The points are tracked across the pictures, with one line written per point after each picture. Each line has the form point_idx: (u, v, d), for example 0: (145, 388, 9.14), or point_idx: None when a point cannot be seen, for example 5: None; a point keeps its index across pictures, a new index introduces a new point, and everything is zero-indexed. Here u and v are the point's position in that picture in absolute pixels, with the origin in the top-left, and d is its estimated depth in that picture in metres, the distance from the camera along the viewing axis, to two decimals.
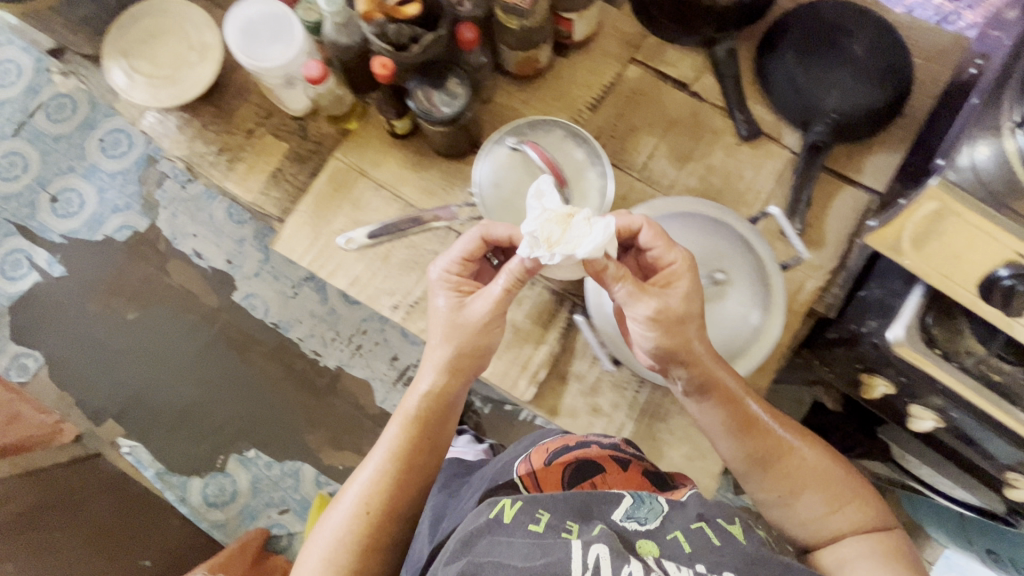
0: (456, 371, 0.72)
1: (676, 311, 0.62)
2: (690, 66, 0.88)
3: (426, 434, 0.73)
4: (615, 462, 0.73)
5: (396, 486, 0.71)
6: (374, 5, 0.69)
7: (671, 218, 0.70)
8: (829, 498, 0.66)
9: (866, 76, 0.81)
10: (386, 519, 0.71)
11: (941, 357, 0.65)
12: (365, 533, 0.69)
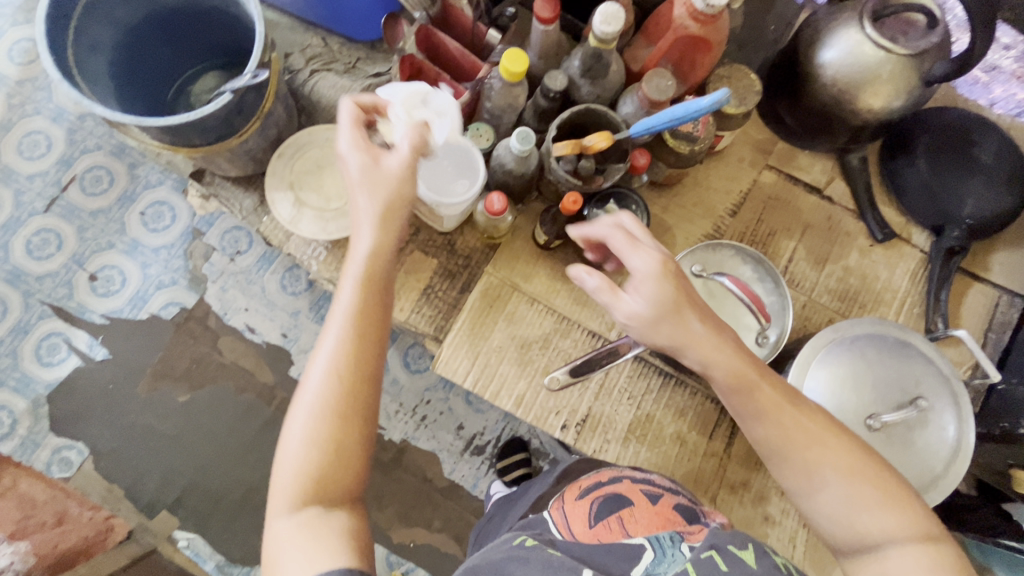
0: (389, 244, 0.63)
1: (650, 313, 0.63)
2: (821, 172, 0.93)
3: (369, 368, 0.61)
4: (643, 497, 0.71)
5: (342, 439, 0.58)
6: (572, 144, 0.70)
7: (862, 338, 0.72)
8: (853, 496, 0.59)
9: (997, 184, 0.86)
10: (362, 366, 0.60)
11: None
12: (337, 421, 0.58)
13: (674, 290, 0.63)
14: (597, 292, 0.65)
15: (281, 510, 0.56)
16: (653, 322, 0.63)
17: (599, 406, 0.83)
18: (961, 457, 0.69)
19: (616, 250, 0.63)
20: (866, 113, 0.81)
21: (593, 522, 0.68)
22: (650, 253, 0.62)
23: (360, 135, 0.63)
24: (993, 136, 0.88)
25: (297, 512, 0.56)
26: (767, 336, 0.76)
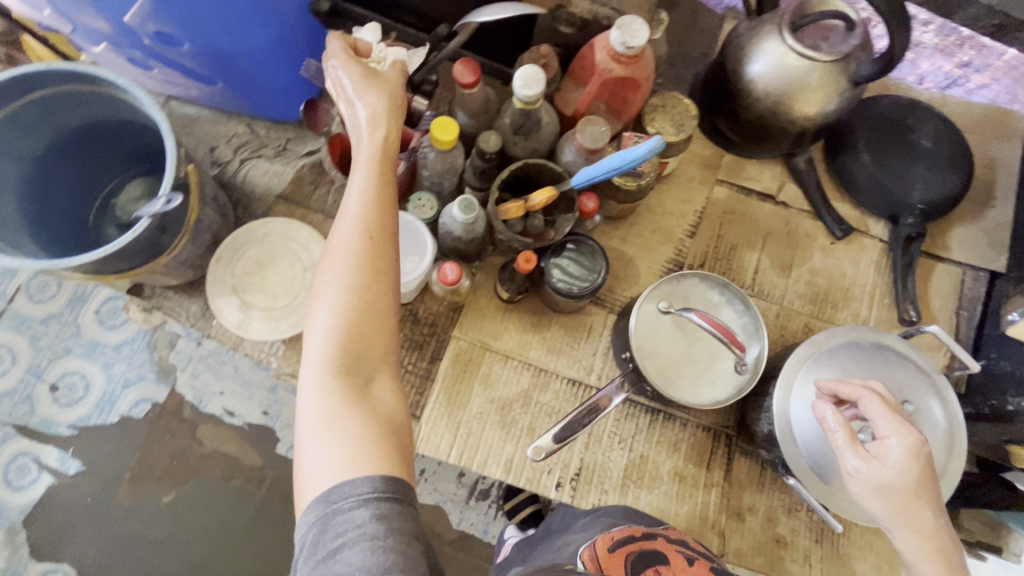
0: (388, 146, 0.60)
1: (904, 489, 0.61)
2: (771, 178, 0.93)
3: (377, 241, 0.56)
4: (678, 557, 0.69)
5: (363, 318, 0.54)
6: (516, 205, 0.68)
7: (841, 349, 0.72)
8: None
9: (940, 166, 0.87)
10: (379, 272, 0.56)
11: None
12: (366, 322, 0.54)
13: (921, 474, 0.61)
14: (835, 438, 0.64)
15: (311, 398, 0.52)
16: (906, 509, 0.61)
17: (591, 457, 0.80)
18: (957, 452, 0.69)
19: (870, 413, 0.64)
20: (802, 118, 0.81)
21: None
22: (907, 432, 0.61)
23: (360, 86, 0.61)
24: (928, 119, 0.89)
25: (321, 401, 0.51)
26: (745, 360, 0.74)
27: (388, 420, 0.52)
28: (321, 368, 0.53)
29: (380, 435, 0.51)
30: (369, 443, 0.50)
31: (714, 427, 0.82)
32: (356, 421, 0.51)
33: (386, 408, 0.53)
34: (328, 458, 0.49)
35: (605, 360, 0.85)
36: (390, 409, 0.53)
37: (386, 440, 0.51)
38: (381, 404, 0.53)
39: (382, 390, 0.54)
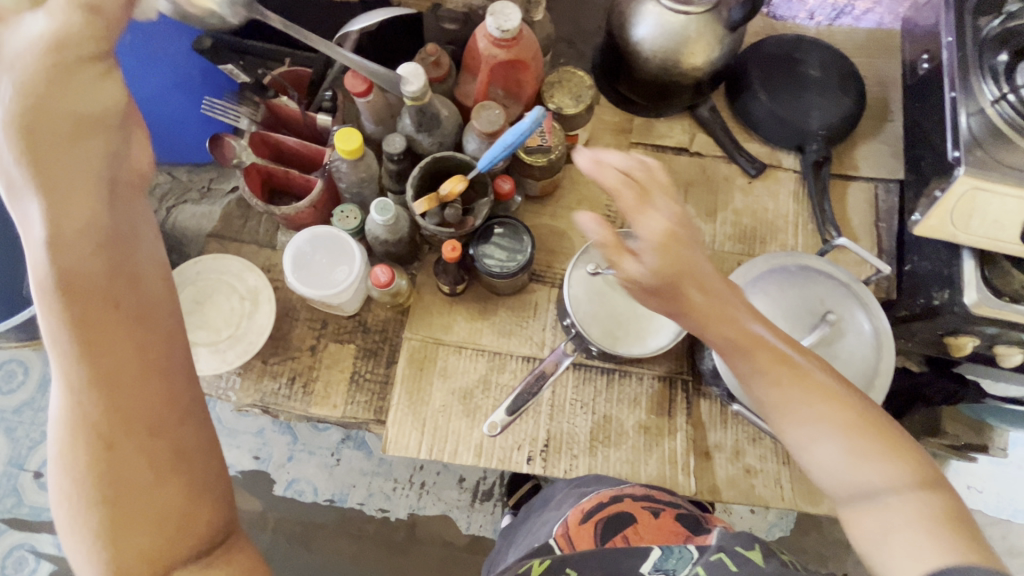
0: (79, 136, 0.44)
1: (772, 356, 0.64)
2: (681, 132, 0.97)
3: (99, 290, 0.46)
4: (646, 511, 0.72)
5: (108, 401, 0.46)
6: (430, 198, 0.70)
7: (761, 278, 0.76)
8: (853, 453, 0.59)
9: (831, 92, 0.92)
10: (141, 321, 0.48)
11: (1016, 300, 0.78)
12: (108, 407, 0.46)
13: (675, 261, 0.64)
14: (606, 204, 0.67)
15: (64, 499, 0.46)
16: (782, 389, 0.63)
17: (557, 426, 0.83)
18: (886, 350, 0.72)
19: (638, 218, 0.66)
20: (692, 71, 0.85)
21: (600, 542, 0.70)
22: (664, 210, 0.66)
23: None
24: (814, 50, 0.94)
25: (87, 500, 0.46)
26: None
27: (106, 505, 0.46)
28: (79, 456, 0.45)
29: (107, 535, 0.46)
30: (134, 562, 0.46)
31: (669, 375, 0.85)
32: (128, 523, 0.46)
33: (117, 492, 0.46)
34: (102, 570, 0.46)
35: (555, 332, 0.87)
36: (157, 505, 0.47)
37: (108, 530, 0.46)
38: (135, 471, 0.47)
39: (112, 475, 0.46)
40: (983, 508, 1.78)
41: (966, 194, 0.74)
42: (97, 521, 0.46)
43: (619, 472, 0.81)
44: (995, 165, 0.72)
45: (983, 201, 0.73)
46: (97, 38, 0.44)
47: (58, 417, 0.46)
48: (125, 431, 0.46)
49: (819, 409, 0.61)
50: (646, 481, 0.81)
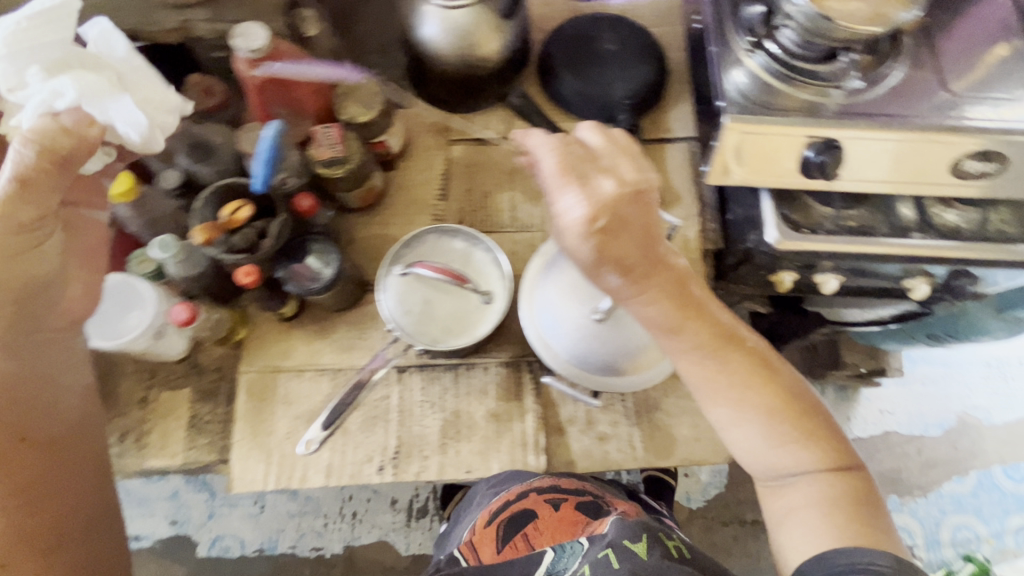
0: (33, 270, 0.62)
1: (776, 410, 0.65)
2: (499, 121, 0.98)
3: (10, 397, 0.63)
4: (547, 505, 0.82)
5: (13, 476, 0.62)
6: (209, 228, 0.70)
7: (566, 249, 0.77)
8: (769, 436, 0.65)
9: (629, 62, 0.95)
10: (44, 416, 0.66)
11: (812, 231, 0.86)
12: (25, 477, 0.63)
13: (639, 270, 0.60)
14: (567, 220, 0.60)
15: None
16: (710, 373, 0.65)
17: (406, 431, 0.82)
18: None
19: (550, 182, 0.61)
20: (481, 60, 0.88)
21: (501, 544, 0.83)
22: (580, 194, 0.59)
23: None
24: (608, 24, 0.97)
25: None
26: (494, 290, 0.79)
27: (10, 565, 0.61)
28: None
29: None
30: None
31: (514, 360, 0.86)
32: (13, 566, 0.61)
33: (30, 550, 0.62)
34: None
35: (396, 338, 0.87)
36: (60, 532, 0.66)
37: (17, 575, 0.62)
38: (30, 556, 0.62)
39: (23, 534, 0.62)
40: (897, 428, 1.89)
41: (735, 140, 0.80)
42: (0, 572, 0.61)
43: (470, 465, 0.81)
44: (753, 109, 0.78)
45: (753, 142, 0.80)
46: (76, 141, 0.58)
47: None
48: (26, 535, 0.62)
49: (751, 438, 0.66)
50: (502, 469, 0.82)
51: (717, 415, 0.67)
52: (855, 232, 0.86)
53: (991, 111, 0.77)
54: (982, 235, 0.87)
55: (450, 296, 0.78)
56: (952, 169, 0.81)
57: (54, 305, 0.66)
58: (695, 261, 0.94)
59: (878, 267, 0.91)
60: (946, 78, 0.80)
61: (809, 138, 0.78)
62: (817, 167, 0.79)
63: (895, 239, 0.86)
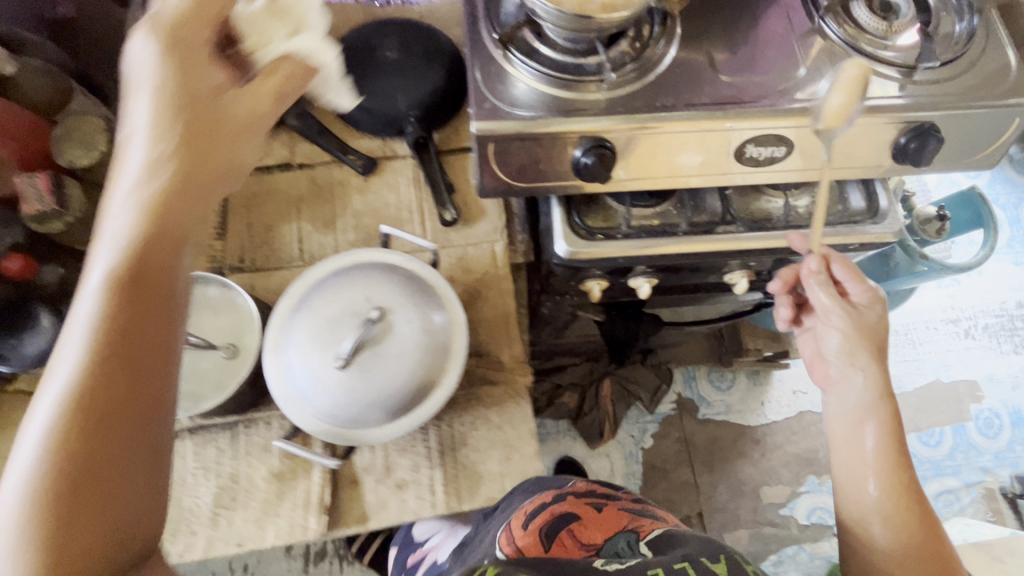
0: (189, 171, 0.45)
1: (865, 489, 0.70)
2: (281, 147, 0.90)
3: (181, 216, 0.44)
4: (587, 509, 0.70)
5: (100, 361, 0.38)
6: None
7: (312, 288, 0.68)
8: (897, 527, 0.67)
9: (411, 69, 0.86)
10: (118, 471, 0.37)
11: (605, 236, 0.79)
12: (113, 355, 0.38)
13: (872, 336, 0.75)
14: (813, 266, 0.76)
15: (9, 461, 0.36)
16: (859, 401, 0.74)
17: (175, 504, 0.74)
18: (457, 328, 0.69)
19: (841, 273, 0.76)
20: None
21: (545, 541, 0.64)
22: (865, 289, 0.76)
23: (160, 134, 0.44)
24: (388, 30, 0.89)
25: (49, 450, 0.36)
26: (241, 345, 0.71)
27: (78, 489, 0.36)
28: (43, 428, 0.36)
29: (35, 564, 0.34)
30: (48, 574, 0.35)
31: None
32: None
33: (99, 457, 0.37)
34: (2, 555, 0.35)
35: None
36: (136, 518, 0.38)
37: (61, 516, 0.35)
38: (133, 466, 0.38)
39: (125, 412, 0.38)
40: (813, 407, 1.83)
41: (495, 150, 0.72)
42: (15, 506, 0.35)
43: (245, 535, 0.73)
44: (503, 111, 0.69)
45: (517, 148, 0.72)
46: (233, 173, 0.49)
47: None
48: (105, 432, 0.37)
49: (883, 491, 0.69)
50: (285, 533, 0.74)
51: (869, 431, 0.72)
52: (653, 233, 0.80)
53: (761, 95, 0.72)
54: (784, 223, 0.82)
55: (189, 354, 0.70)
56: (736, 157, 0.75)
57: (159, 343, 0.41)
58: (503, 279, 0.87)
59: (690, 266, 0.85)
60: (719, 64, 0.74)
61: (574, 138, 0.71)
62: (588, 169, 0.71)
63: (693, 236, 0.80)
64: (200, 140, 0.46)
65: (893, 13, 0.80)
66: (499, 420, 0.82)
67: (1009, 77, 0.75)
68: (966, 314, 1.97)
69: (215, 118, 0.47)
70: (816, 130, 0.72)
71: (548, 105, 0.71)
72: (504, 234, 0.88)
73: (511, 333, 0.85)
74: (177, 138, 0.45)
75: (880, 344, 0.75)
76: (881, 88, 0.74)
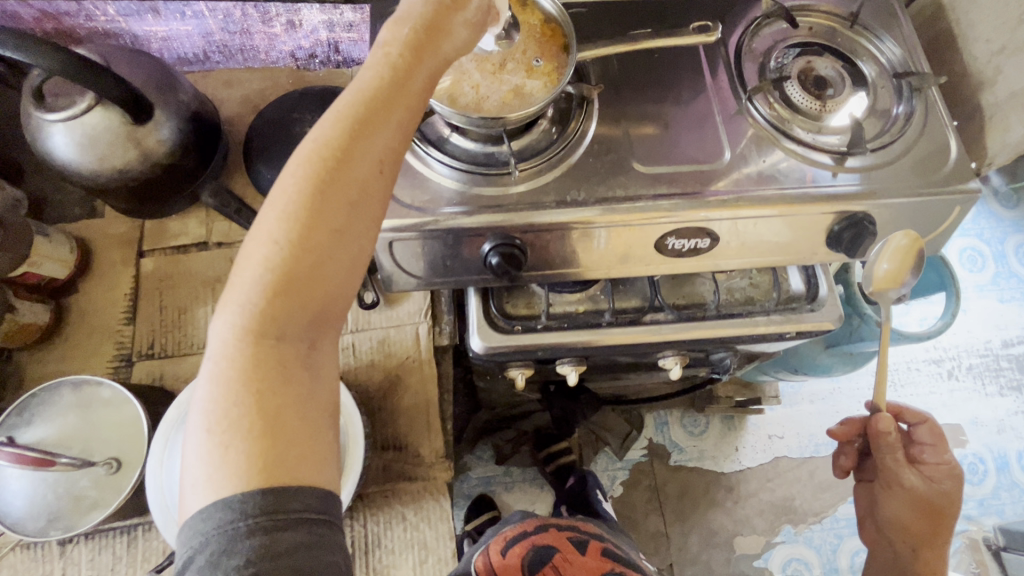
0: (414, 74, 0.51)
1: (898, 572, 0.85)
2: (199, 224, 0.87)
3: (386, 163, 0.49)
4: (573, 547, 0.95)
5: (316, 180, 0.46)
6: None
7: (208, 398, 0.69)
8: None
9: None
10: (325, 270, 0.46)
11: (524, 329, 0.75)
12: (359, 128, 0.48)
13: (948, 494, 0.79)
14: (886, 448, 0.81)
15: (249, 230, 0.46)
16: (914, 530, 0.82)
17: None
18: (353, 444, 0.72)
19: (925, 439, 0.83)
20: (154, 162, 0.76)
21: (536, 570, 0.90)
22: (947, 458, 0.81)
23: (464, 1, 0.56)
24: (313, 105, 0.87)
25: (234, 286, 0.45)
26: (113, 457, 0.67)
27: (291, 284, 0.44)
28: (267, 222, 0.45)
29: (234, 341, 0.44)
30: (225, 382, 0.43)
31: None
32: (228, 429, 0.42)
33: (290, 308, 0.45)
34: (207, 348, 0.45)
35: None
36: (271, 390, 0.44)
37: (245, 331, 0.44)
38: (302, 312, 0.45)
39: (298, 279, 0.45)
40: (790, 453, 1.76)
41: (396, 248, 0.68)
42: (235, 285, 0.45)
43: None
44: (404, 207, 0.66)
45: (422, 245, 0.68)
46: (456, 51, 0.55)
47: (215, 327, 0.45)
48: (321, 257, 0.45)
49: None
50: None
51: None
52: (575, 326, 0.76)
53: (680, 185, 0.69)
54: (716, 312, 0.77)
55: (60, 476, 0.65)
56: (657, 249, 0.72)
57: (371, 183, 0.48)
58: (426, 364, 0.83)
59: (621, 354, 0.81)
60: (637, 149, 0.71)
61: (480, 235, 0.67)
62: (495, 268, 0.67)
63: (617, 328, 0.76)
64: (438, 47, 0.53)
65: (830, 91, 0.76)
66: (415, 518, 0.77)
67: (946, 164, 0.71)
68: (949, 354, 1.91)
69: (443, 26, 0.54)
70: (738, 221, 0.69)
71: (454, 200, 0.67)
72: (427, 317, 0.84)
73: (433, 424, 0.81)
74: (426, 23, 0.53)
75: (950, 501, 0.79)
76: (811, 176, 0.70)
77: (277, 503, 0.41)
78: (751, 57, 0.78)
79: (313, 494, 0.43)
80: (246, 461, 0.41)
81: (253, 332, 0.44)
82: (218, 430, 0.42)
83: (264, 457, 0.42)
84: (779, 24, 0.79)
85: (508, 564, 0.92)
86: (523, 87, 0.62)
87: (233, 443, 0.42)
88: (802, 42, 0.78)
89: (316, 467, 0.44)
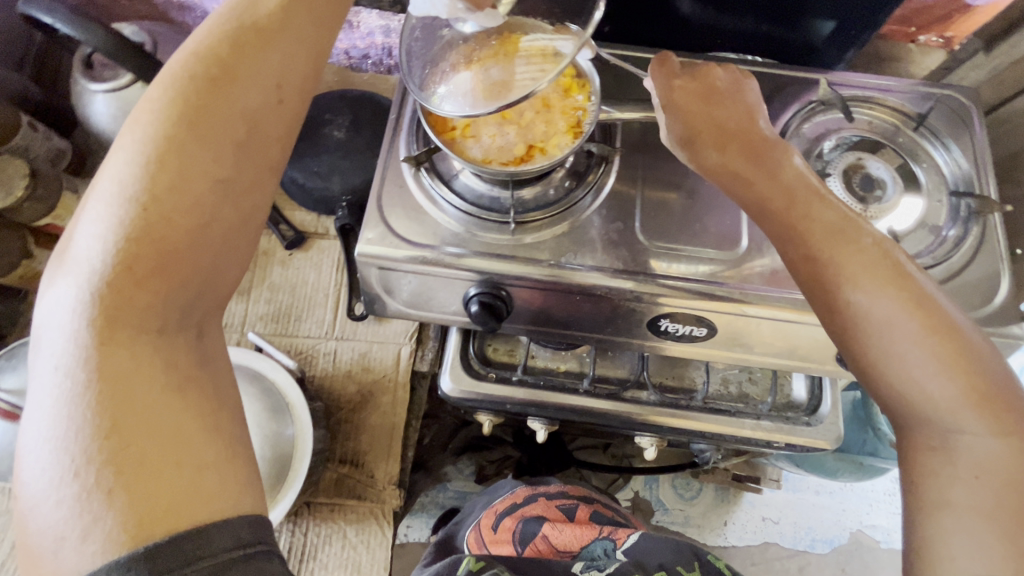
0: (279, 26, 0.44)
1: (818, 219, 0.52)
2: None
3: (248, 126, 0.42)
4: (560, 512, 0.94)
5: (183, 144, 0.38)
6: None
7: None
8: (917, 339, 0.46)
9: (356, 154, 0.85)
10: (202, 238, 0.39)
11: (497, 377, 0.73)
12: (229, 67, 0.42)
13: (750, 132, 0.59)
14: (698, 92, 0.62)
15: (99, 217, 0.37)
16: (822, 258, 0.50)
17: None
18: (298, 454, 0.67)
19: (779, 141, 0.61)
20: None
21: (520, 545, 0.88)
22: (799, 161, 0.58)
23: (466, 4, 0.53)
24: (347, 110, 0.89)
25: (87, 292, 0.36)
26: None
27: (166, 256, 0.37)
28: (127, 203, 0.37)
29: (85, 356, 0.35)
30: (83, 412, 0.34)
31: None
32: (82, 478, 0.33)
33: (156, 304, 0.37)
34: (52, 369, 0.35)
35: None
36: (148, 413, 0.35)
37: (104, 339, 0.35)
38: (177, 304, 0.38)
39: (170, 264, 0.37)
40: (780, 541, 1.65)
41: (380, 276, 0.68)
42: (87, 285, 0.36)
43: None
44: (393, 236, 0.65)
45: (403, 278, 0.67)
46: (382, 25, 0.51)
47: (61, 333, 0.36)
48: (195, 229, 0.38)
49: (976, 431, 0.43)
50: None
51: (862, 306, 0.48)
52: (552, 386, 0.73)
53: (682, 266, 0.65)
54: (701, 404, 0.73)
55: None
56: (650, 327, 0.69)
57: (247, 133, 0.42)
58: (400, 387, 0.82)
59: (590, 422, 0.77)
60: (649, 219, 0.68)
61: (468, 278, 0.65)
62: (478, 314, 0.65)
63: (593, 398, 0.73)
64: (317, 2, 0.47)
65: (879, 193, 0.68)
66: (356, 539, 0.78)
67: (994, 299, 0.64)
68: None
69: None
70: (737, 316, 0.65)
71: (448, 240, 0.65)
72: (412, 339, 0.84)
73: (394, 448, 0.80)
74: None
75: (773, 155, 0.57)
76: None
77: (189, 550, 0.33)
78: (796, 139, 0.72)
79: (239, 525, 0.36)
80: (137, 502, 0.33)
81: (105, 328, 0.35)
82: (84, 469, 0.33)
83: (153, 499, 0.33)
84: (833, 112, 0.73)
85: (499, 538, 0.91)
86: (542, 143, 0.63)
87: (90, 492, 0.33)
88: (856, 135, 0.72)
89: (239, 496, 0.36)
